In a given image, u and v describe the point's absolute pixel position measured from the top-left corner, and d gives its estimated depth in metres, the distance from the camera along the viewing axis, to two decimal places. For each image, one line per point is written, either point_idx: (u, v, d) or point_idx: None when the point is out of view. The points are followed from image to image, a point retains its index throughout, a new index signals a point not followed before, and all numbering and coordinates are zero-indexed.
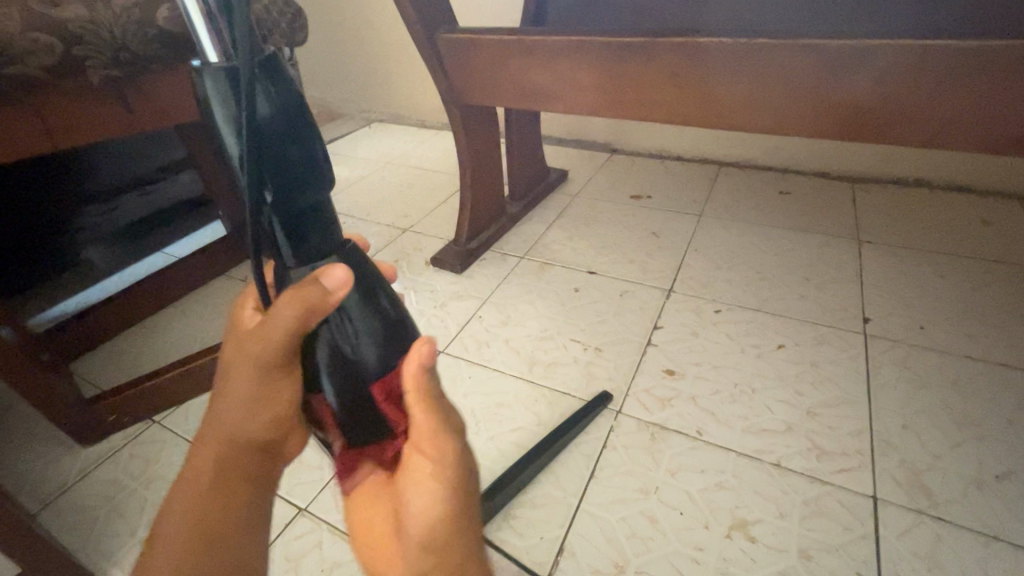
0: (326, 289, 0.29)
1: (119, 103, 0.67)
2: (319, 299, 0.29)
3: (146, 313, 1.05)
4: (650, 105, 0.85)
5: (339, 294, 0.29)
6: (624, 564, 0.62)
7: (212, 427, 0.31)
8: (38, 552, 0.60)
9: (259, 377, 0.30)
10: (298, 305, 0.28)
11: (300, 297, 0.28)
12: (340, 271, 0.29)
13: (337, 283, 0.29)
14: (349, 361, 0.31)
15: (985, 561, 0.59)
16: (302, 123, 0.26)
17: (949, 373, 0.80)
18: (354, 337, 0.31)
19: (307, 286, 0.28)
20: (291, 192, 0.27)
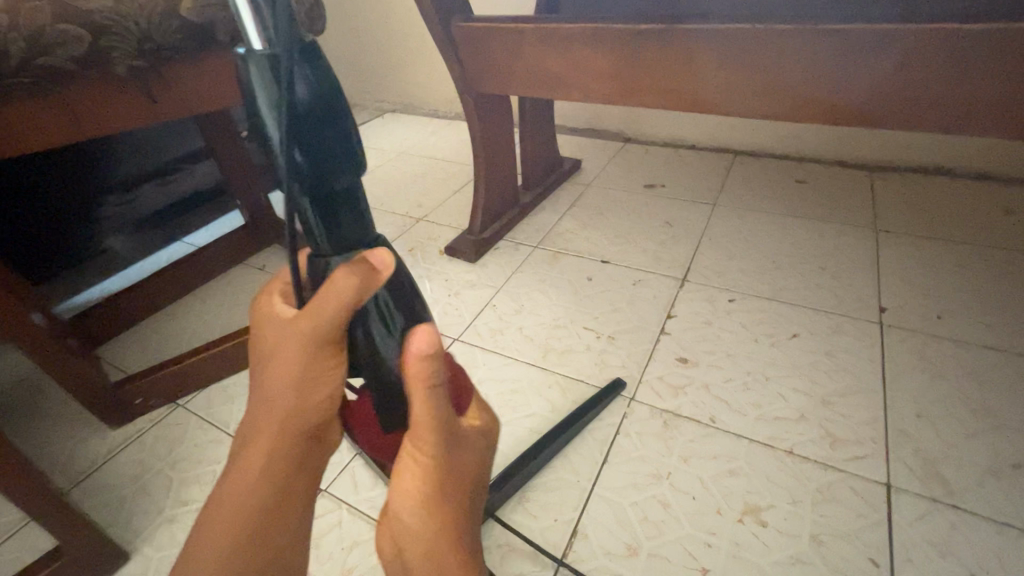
0: (372, 270, 0.30)
1: (143, 92, 0.69)
2: (366, 285, 0.29)
3: (167, 299, 1.07)
4: (667, 90, 0.84)
5: (384, 277, 0.30)
6: (637, 546, 0.63)
7: (262, 414, 0.33)
8: (72, 526, 0.63)
9: (310, 363, 0.31)
10: (348, 292, 0.29)
11: (347, 282, 0.29)
12: (380, 255, 0.30)
13: (380, 262, 0.30)
14: (380, 349, 0.31)
15: (998, 548, 0.59)
16: (339, 108, 0.26)
17: (966, 363, 0.80)
18: (387, 324, 0.31)
19: (353, 270, 0.29)
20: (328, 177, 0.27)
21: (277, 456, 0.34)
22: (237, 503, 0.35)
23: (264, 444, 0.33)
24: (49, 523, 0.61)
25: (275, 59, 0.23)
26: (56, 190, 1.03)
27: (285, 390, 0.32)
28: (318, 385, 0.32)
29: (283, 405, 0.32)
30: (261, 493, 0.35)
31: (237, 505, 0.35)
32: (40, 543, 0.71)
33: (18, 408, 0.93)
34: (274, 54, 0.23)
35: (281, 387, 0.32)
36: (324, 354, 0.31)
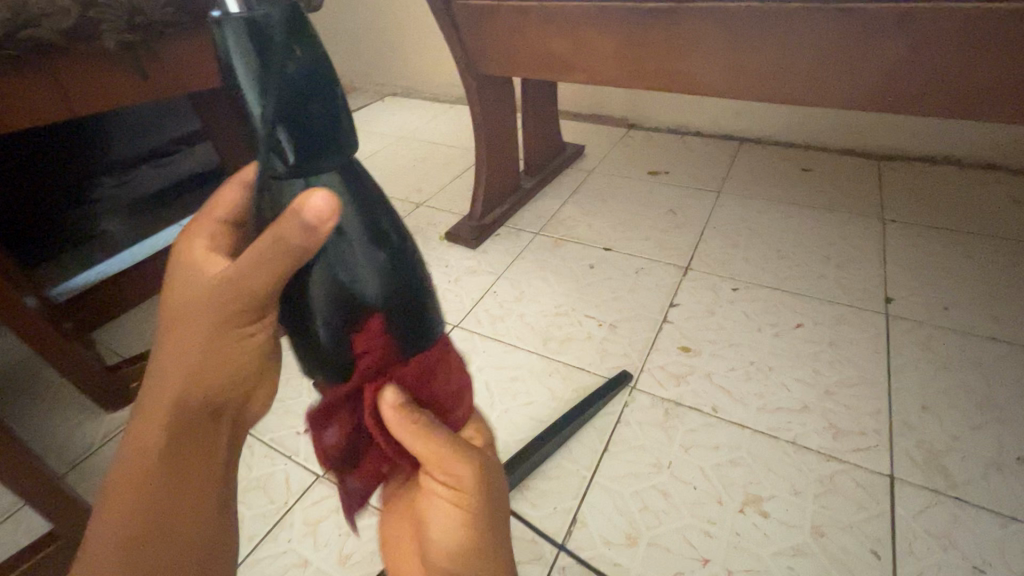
0: (307, 219, 0.26)
1: (135, 67, 0.67)
2: (307, 235, 0.26)
3: (163, 283, 1.06)
4: (676, 72, 0.81)
5: (325, 225, 0.26)
6: (636, 536, 0.63)
7: (174, 365, 0.31)
8: (66, 510, 0.62)
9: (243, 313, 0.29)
10: (289, 244, 0.26)
11: (287, 235, 0.26)
12: (319, 198, 0.26)
13: (326, 219, 0.26)
14: (342, 287, 0.30)
15: (1000, 541, 0.59)
16: (327, 85, 0.26)
17: (972, 355, 0.79)
18: (359, 262, 0.30)
19: (286, 219, 0.26)
20: (313, 151, 0.27)
21: (173, 415, 0.32)
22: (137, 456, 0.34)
23: (172, 395, 0.32)
24: (41, 507, 0.60)
25: (257, 26, 0.24)
26: (48, 166, 1.02)
27: (201, 342, 0.30)
28: (245, 334, 0.30)
29: (205, 356, 0.30)
30: (165, 447, 0.33)
31: (137, 456, 0.34)
32: (35, 524, 0.70)
33: (14, 390, 0.92)
34: (254, 21, 0.24)
35: (205, 340, 0.30)
36: (251, 309, 0.29)
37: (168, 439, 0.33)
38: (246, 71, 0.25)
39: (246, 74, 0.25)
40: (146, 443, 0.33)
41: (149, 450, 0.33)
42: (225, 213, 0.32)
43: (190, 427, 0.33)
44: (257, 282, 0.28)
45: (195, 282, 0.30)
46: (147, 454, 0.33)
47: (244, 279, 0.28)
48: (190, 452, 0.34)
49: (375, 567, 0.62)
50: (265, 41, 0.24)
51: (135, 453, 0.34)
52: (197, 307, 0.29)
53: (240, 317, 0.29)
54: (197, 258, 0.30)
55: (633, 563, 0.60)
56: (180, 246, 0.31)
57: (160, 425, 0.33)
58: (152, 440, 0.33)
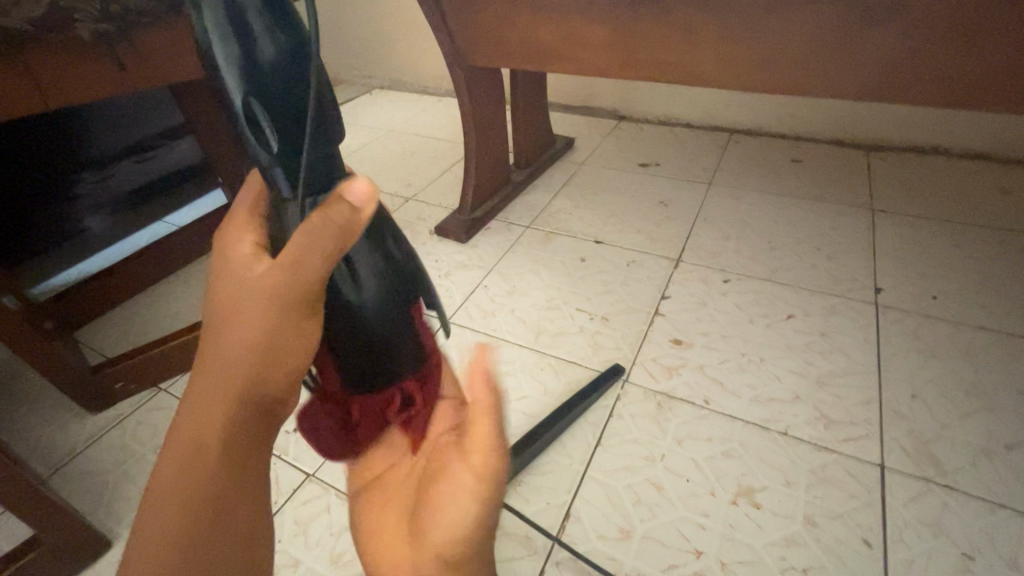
0: (354, 204, 0.27)
1: (114, 58, 0.65)
2: (351, 219, 0.27)
3: (147, 281, 1.04)
4: (668, 63, 0.81)
5: (367, 210, 0.27)
6: (630, 529, 0.62)
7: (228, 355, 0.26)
8: (49, 515, 0.61)
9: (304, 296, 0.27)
10: (337, 228, 0.26)
11: (337, 215, 0.26)
12: (361, 184, 0.27)
13: (366, 200, 0.27)
14: (351, 305, 0.31)
15: (989, 527, 0.59)
16: (311, 68, 0.26)
17: (961, 344, 0.79)
18: (362, 277, 0.31)
19: (334, 204, 0.26)
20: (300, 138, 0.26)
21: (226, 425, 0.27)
22: (178, 506, 0.27)
23: (214, 416, 0.27)
24: (23, 513, 0.59)
25: (233, 7, 0.24)
26: (21, 164, 0.97)
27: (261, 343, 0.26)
28: (316, 329, 0.28)
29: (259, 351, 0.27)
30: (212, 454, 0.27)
31: (166, 510, 0.27)
32: (18, 530, 0.69)
33: None
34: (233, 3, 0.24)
35: (270, 340, 0.27)
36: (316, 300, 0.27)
37: (220, 475, 0.27)
38: (226, 55, 0.24)
39: (226, 59, 0.24)
40: (193, 480, 0.27)
41: (194, 493, 0.27)
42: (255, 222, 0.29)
43: (243, 453, 0.28)
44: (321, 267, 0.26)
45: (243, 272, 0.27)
46: (191, 500, 0.27)
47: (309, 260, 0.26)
48: (241, 485, 0.28)
49: None
50: (244, 24, 0.24)
51: (173, 499, 0.27)
52: (255, 304, 0.26)
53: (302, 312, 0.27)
54: (239, 257, 0.27)
55: (627, 557, 0.60)
56: (227, 246, 0.28)
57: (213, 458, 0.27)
58: (197, 482, 0.27)
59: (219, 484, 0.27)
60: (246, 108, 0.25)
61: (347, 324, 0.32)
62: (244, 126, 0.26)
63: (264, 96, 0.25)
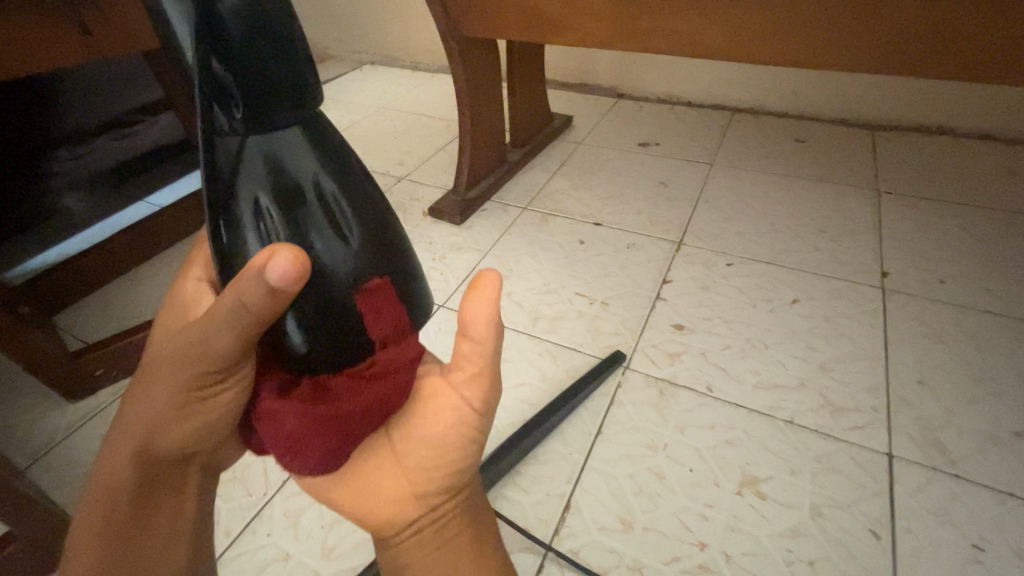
0: (270, 281, 0.24)
1: (75, 18, 0.60)
2: (261, 289, 0.25)
3: (131, 264, 1.00)
4: (679, 34, 0.76)
5: (289, 289, 0.25)
6: (632, 521, 0.60)
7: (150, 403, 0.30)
8: (27, 511, 0.58)
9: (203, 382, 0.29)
10: (252, 310, 0.25)
11: (249, 301, 0.25)
12: (283, 260, 0.24)
13: (291, 283, 0.24)
14: (321, 270, 0.27)
15: (998, 517, 0.58)
16: (280, 30, 0.23)
17: (970, 330, 0.77)
18: (331, 238, 0.28)
19: (249, 278, 0.24)
20: (263, 97, 0.24)
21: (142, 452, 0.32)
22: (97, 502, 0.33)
23: (140, 438, 0.31)
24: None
25: None
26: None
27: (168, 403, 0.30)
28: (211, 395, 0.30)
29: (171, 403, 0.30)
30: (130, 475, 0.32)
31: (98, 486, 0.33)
32: None
33: None
34: None
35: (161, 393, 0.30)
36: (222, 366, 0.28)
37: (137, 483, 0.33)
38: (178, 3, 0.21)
39: (176, 2, 0.21)
40: (124, 470, 0.32)
41: (118, 480, 0.32)
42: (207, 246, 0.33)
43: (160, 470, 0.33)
44: (227, 340, 0.27)
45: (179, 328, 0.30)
46: (114, 499, 0.32)
47: (209, 343, 0.27)
48: (156, 491, 0.34)
49: (359, 559, 0.59)
50: None
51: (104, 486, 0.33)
52: (169, 369, 0.29)
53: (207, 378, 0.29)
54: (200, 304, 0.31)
55: (628, 549, 0.58)
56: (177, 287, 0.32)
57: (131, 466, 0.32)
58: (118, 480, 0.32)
59: (138, 484, 0.33)
60: (196, 61, 0.22)
61: (322, 297, 0.28)
62: (192, 81, 0.22)
63: (220, 46, 0.22)
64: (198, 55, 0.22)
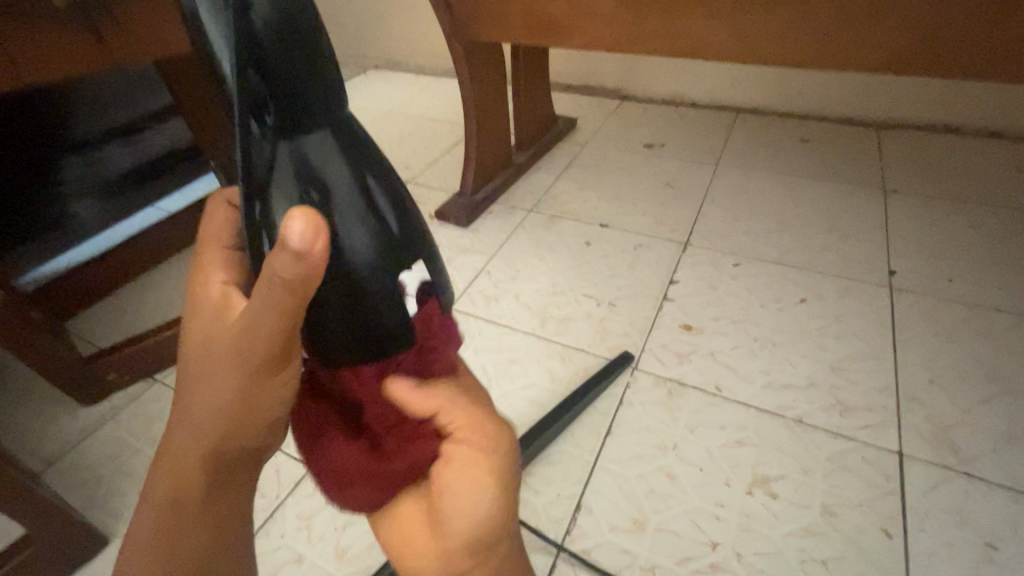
0: (295, 248, 0.21)
1: (89, 28, 0.61)
2: (296, 264, 0.21)
3: (141, 269, 1.01)
4: (685, 36, 0.76)
5: (317, 247, 0.21)
6: (644, 521, 0.61)
7: (196, 406, 0.27)
8: (45, 512, 0.58)
9: (259, 370, 0.26)
10: (282, 280, 0.22)
11: (279, 269, 0.21)
12: (297, 221, 0.21)
13: (314, 242, 0.21)
14: (340, 260, 0.26)
15: (1012, 515, 0.58)
16: (306, 37, 0.24)
17: (979, 329, 0.77)
18: (359, 243, 0.27)
19: (275, 252, 0.21)
20: (290, 99, 0.24)
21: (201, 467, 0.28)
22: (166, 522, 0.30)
23: (195, 455, 0.28)
24: (12, 512, 0.56)
25: None
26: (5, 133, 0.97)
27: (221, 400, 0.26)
28: (265, 385, 0.26)
29: (230, 406, 0.27)
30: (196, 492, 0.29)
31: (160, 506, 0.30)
32: (17, 526, 0.67)
33: None
34: None
35: (214, 390, 0.26)
36: (270, 357, 0.25)
37: (205, 497, 0.30)
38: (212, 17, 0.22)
39: (211, 16, 0.22)
40: (186, 491, 0.29)
41: (183, 498, 0.29)
42: (229, 241, 0.30)
43: (224, 481, 0.30)
44: (271, 323, 0.24)
45: (216, 331, 0.26)
46: (179, 514, 0.30)
47: (258, 326, 0.24)
48: (221, 504, 0.31)
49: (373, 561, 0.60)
50: None
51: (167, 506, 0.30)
52: (217, 366, 0.26)
53: (261, 370, 0.25)
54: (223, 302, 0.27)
55: (640, 549, 0.58)
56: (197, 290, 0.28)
57: (198, 483, 0.29)
58: (186, 496, 0.29)
59: (204, 500, 0.30)
60: (235, 68, 0.23)
61: (348, 301, 0.27)
62: (233, 87, 0.23)
63: (256, 53, 0.22)
64: (227, 54, 0.22)
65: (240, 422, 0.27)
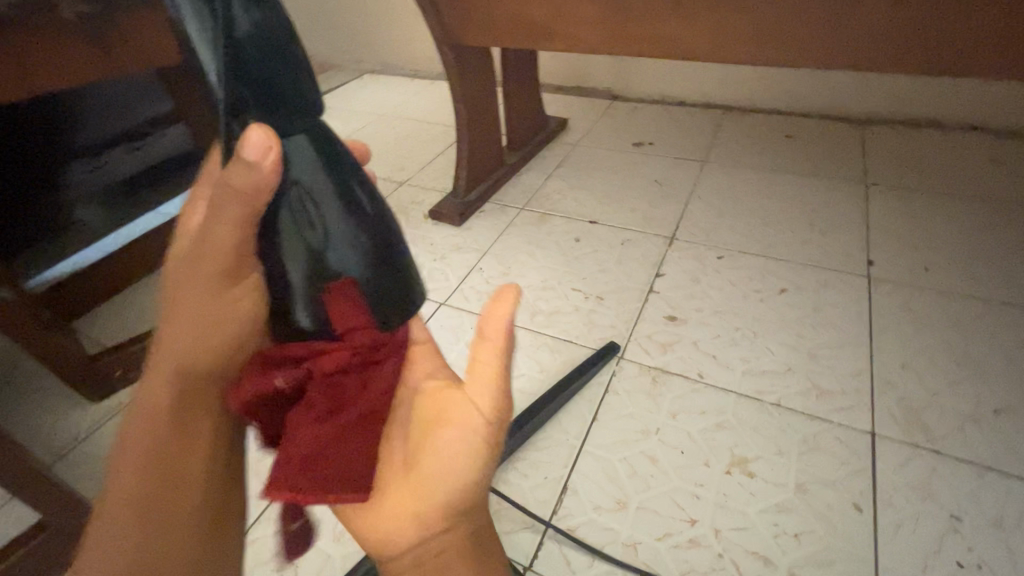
0: (250, 156, 0.27)
1: (96, 40, 0.64)
2: (247, 169, 0.27)
3: (145, 270, 1.04)
4: (664, 37, 0.79)
5: (267, 160, 0.27)
6: (626, 500, 0.64)
7: (180, 311, 0.36)
8: (57, 499, 0.61)
9: (218, 275, 0.33)
10: (237, 185, 0.28)
11: (232, 174, 0.27)
12: (256, 134, 0.27)
13: (265, 155, 0.27)
14: (321, 262, 0.32)
15: (976, 489, 0.61)
16: (283, 52, 0.28)
17: (952, 315, 0.80)
18: (328, 234, 0.31)
19: (232, 160, 0.27)
20: (267, 107, 0.28)
21: (178, 367, 0.36)
22: (137, 435, 0.36)
23: (178, 350, 0.36)
24: (27, 496, 0.59)
25: None
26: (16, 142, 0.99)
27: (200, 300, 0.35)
28: (227, 289, 0.34)
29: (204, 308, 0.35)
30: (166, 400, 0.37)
31: (137, 417, 0.37)
32: (29, 514, 0.70)
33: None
34: None
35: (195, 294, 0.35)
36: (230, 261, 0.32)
37: (174, 399, 0.36)
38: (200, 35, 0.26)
39: (200, 34, 0.26)
40: (158, 398, 0.37)
41: (159, 407, 0.37)
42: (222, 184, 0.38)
43: (193, 384, 0.37)
44: (227, 229, 0.30)
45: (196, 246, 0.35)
46: (151, 424, 0.36)
47: (216, 230, 0.31)
48: (191, 422, 0.37)
49: (369, 542, 0.63)
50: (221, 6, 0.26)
51: (141, 415, 0.37)
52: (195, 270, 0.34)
53: (224, 272, 0.33)
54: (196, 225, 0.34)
55: (622, 527, 0.61)
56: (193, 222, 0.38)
57: (170, 380, 0.37)
58: (160, 398, 0.37)
59: (175, 407, 0.37)
60: (217, 72, 0.27)
61: (325, 282, 0.32)
62: (216, 89, 0.27)
63: (236, 58, 0.26)
64: (215, 67, 0.26)
65: (217, 322, 0.35)
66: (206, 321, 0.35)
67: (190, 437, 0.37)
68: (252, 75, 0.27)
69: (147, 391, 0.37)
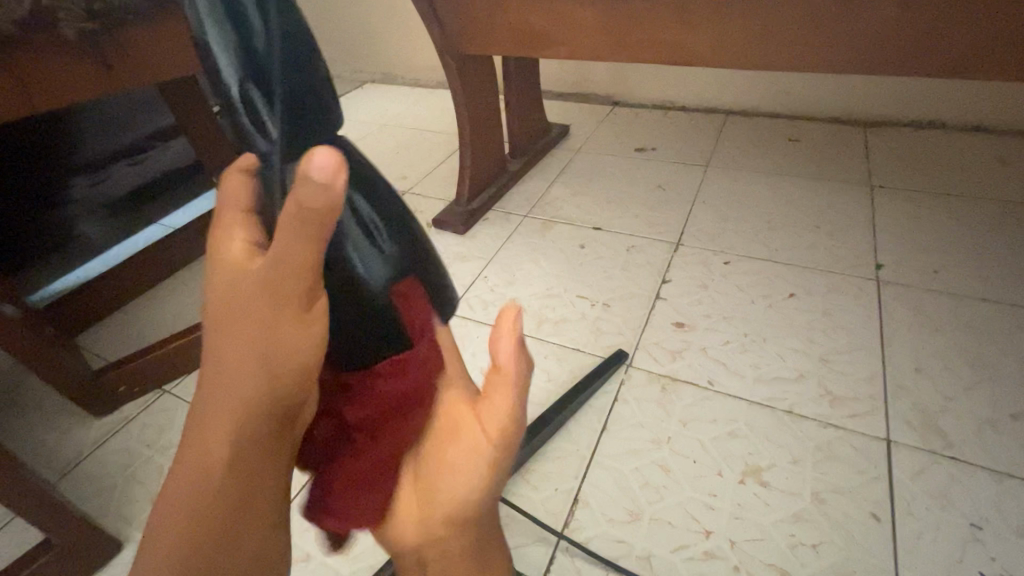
0: (324, 177, 0.23)
1: (100, 58, 0.64)
2: (326, 195, 0.24)
3: (148, 283, 1.03)
4: (667, 42, 0.79)
5: (340, 179, 0.24)
6: (639, 512, 0.62)
7: (222, 377, 0.28)
8: (60, 518, 0.61)
9: (283, 321, 0.27)
10: (309, 210, 0.24)
11: (306, 199, 0.24)
12: (324, 153, 0.23)
13: (335, 175, 0.24)
14: (352, 281, 0.33)
15: (997, 497, 0.60)
16: (307, 69, 0.28)
17: (965, 317, 0.79)
18: (363, 254, 0.33)
19: (301, 184, 0.24)
20: (287, 122, 0.28)
21: (219, 452, 0.28)
22: (164, 545, 0.28)
23: (215, 432, 0.28)
24: (32, 517, 0.58)
25: (233, 10, 0.27)
26: None
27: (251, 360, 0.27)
28: (290, 338, 0.27)
29: (256, 369, 0.27)
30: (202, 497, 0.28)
31: (161, 523, 0.28)
32: (33, 532, 0.69)
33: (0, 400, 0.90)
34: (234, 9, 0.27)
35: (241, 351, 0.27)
36: (297, 299, 0.27)
37: (212, 498, 0.28)
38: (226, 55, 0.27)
39: (225, 53, 0.27)
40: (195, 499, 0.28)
41: (194, 507, 0.28)
42: None
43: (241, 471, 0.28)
44: (295, 263, 0.26)
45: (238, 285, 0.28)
46: (184, 533, 0.28)
47: (284, 260, 0.25)
48: (241, 521, 0.28)
49: (377, 559, 0.62)
50: (245, 25, 0.27)
51: (172, 518, 0.28)
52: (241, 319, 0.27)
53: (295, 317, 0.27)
54: (235, 263, 0.28)
55: (636, 540, 0.60)
56: (213, 252, 0.29)
57: (210, 474, 0.28)
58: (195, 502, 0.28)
59: (216, 505, 0.28)
60: (241, 93, 0.28)
61: (355, 300, 0.33)
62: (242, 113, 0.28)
63: (262, 82, 0.27)
64: (240, 86, 0.27)
65: (275, 384, 0.28)
66: (252, 387, 0.27)
67: (237, 536, 0.29)
68: (275, 90, 0.27)
69: (175, 490, 0.28)
